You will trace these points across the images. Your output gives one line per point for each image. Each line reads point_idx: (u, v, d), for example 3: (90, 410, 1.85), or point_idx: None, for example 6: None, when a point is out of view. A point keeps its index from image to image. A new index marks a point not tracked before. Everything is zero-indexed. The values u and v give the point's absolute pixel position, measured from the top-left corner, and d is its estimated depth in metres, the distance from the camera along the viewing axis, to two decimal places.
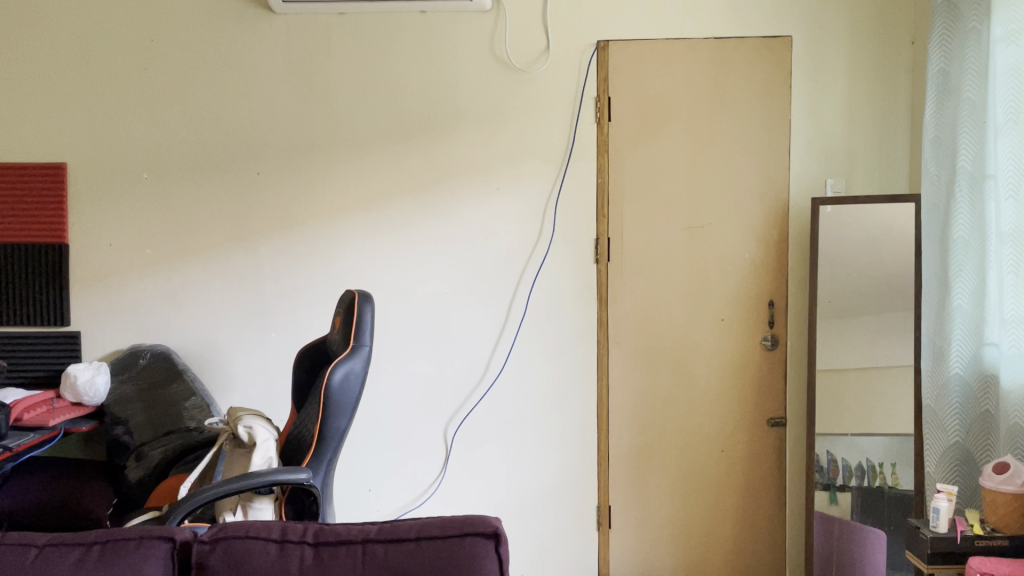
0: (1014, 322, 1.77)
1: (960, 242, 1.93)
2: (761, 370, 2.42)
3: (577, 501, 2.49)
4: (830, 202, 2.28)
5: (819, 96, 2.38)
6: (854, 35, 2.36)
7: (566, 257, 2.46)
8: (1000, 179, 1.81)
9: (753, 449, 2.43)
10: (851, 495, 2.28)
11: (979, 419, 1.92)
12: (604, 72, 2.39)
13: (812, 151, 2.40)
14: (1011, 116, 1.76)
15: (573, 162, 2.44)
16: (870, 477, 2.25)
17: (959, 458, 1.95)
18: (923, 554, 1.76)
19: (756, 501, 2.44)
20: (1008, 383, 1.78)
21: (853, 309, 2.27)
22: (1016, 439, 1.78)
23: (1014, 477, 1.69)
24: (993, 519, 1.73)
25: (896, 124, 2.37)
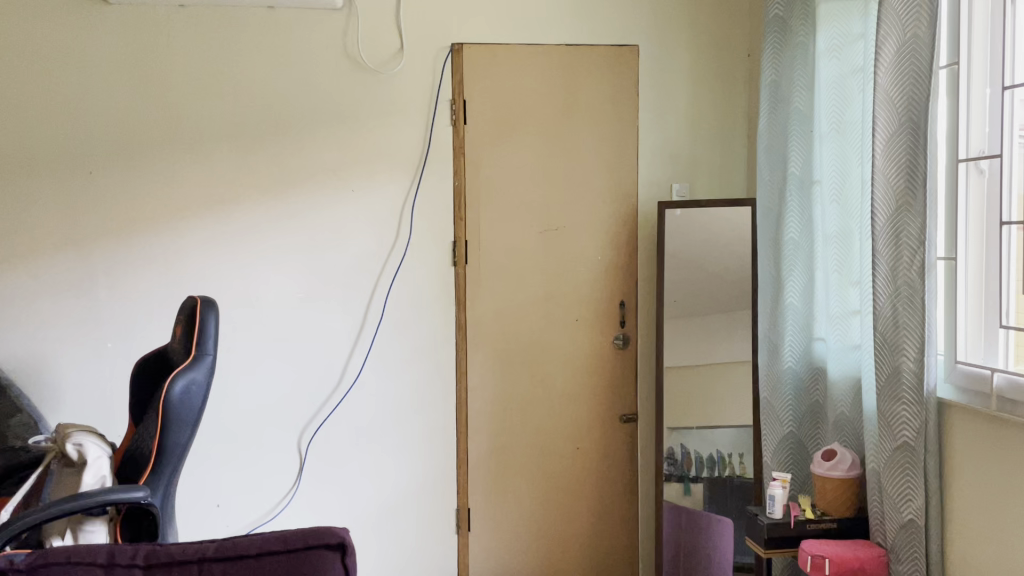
0: (839, 318, 1.90)
1: (791, 243, 2.06)
2: (614, 369, 2.49)
3: (436, 505, 2.47)
4: (677, 206, 2.37)
5: (664, 104, 2.47)
6: (695, 46, 2.47)
7: (422, 261, 2.44)
8: (826, 185, 1.94)
9: (607, 446, 2.50)
10: (702, 486, 2.37)
11: (809, 409, 2.05)
12: (459, 76, 2.39)
13: (659, 157, 2.48)
14: (833, 125, 1.89)
15: (429, 165, 2.42)
16: (720, 468, 2.35)
17: (793, 447, 2.07)
18: (760, 540, 1.82)
19: (611, 496, 2.50)
20: (835, 375, 1.91)
21: (698, 308, 2.36)
22: (842, 426, 1.91)
23: (841, 463, 1.82)
24: (823, 503, 1.85)
25: (734, 132, 2.50)
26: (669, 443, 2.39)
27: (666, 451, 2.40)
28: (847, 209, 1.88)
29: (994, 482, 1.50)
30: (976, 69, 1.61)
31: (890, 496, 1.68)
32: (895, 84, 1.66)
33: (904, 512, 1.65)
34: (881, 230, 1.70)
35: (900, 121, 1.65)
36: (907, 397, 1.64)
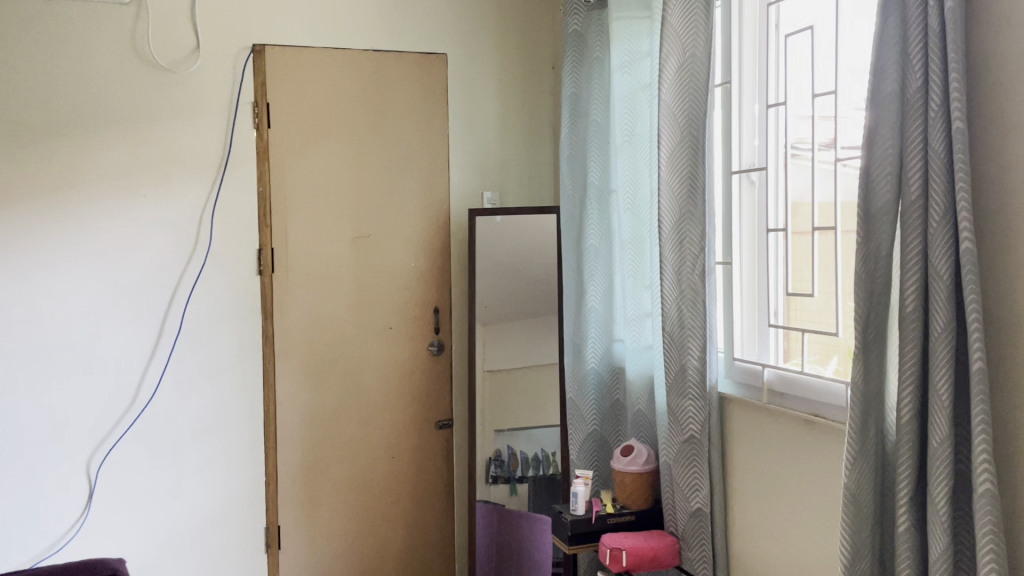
0: (634, 320, 2.01)
1: (592, 249, 2.15)
2: (428, 376, 2.49)
3: (244, 524, 2.37)
4: (494, 212, 2.42)
5: (473, 113, 2.51)
6: (502, 57, 2.53)
7: (225, 270, 2.34)
8: (620, 193, 2.04)
9: (423, 453, 2.50)
10: (528, 485, 2.39)
11: (612, 408, 2.15)
12: (261, 77, 2.32)
13: (469, 165, 2.51)
14: (626, 138, 2.00)
15: (230, 170, 2.33)
16: (545, 466, 2.38)
17: (596, 445, 2.16)
18: (564, 536, 1.86)
19: (427, 503, 2.51)
20: (633, 374, 2.02)
21: (509, 313, 2.41)
22: (640, 423, 2.02)
23: (637, 458, 1.92)
24: (623, 497, 1.93)
25: (541, 142, 2.58)
26: (497, 445, 2.41)
27: (491, 453, 2.42)
28: (640, 218, 1.99)
29: (766, 467, 1.64)
30: (746, 89, 1.75)
31: (680, 487, 1.79)
32: (676, 100, 1.77)
33: (693, 501, 1.76)
34: (667, 237, 1.81)
35: (682, 135, 1.76)
36: (692, 392, 1.76)
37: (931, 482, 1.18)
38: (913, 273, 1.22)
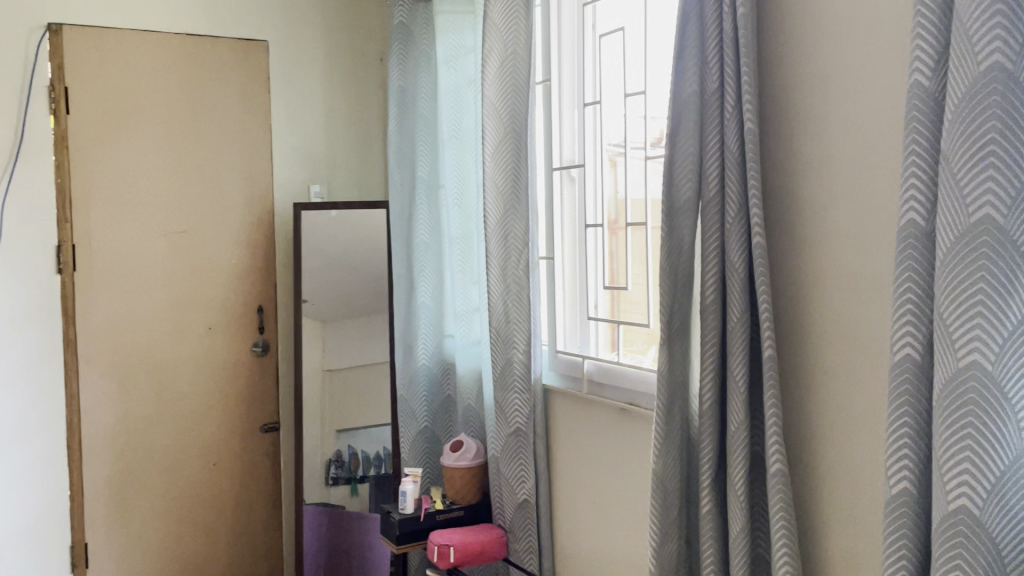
0: (463, 316, 2.01)
1: (421, 244, 2.12)
2: (252, 377, 2.39)
3: (45, 545, 2.18)
4: (334, 206, 2.35)
5: (298, 103, 2.42)
6: (328, 47, 2.46)
7: (20, 268, 2.13)
8: (448, 188, 2.04)
9: (248, 458, 2.39)
10: (369, 486, 2.36)
11: (442, 404, 2.14)
12: (58, 59, 2.14)
13: (294, 157, 2.43)
14: (452, 132, 1.99)
15: (24, 159, 2.13)
16: (387, 464, 2.35)
17: (426, 442, 2.14)
18: (392, 536, 1.84)
19: (252, 510, 2.40)
20: (462, 369, 2.02)
21: (338, 311, 2.35)
22: (470, 418, 2.03)
23: (467, 453, 1.93)
24: (452, 493, 1.93)
25: (370, 135, 2.53)
26: (338, 445, 2.35)
27: (332, 454, 2.36)
28: (468, 212, 1.99)
29: (587, 457, 1.68)
30: (566, 88, 1.78)
31: (507, 479, 1.81)
32: (498, 95, 1.78)
33: (519, 493, 1.78)
34: (492, 231, 1.82)
35: (504, 130, 1.77)
36: (518, 386, 1.78)
37: (730, 465, 1.24)
38: (712, 267, 1.28)
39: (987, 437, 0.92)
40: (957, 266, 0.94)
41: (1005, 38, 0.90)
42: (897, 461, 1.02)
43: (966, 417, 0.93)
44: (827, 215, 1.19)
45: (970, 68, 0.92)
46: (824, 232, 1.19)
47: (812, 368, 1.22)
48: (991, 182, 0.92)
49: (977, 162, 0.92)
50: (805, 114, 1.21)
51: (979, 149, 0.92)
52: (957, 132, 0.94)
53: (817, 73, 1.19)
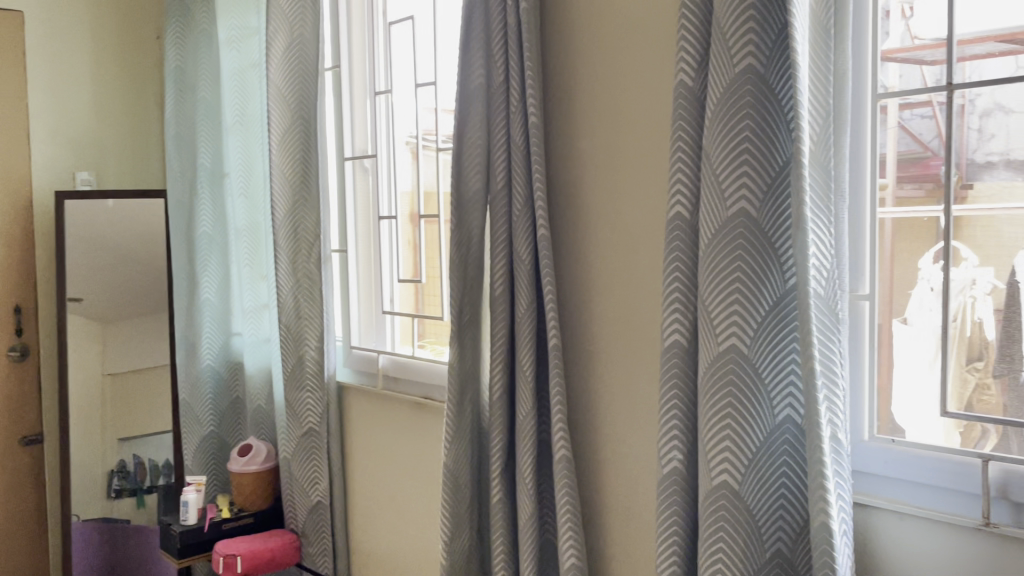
0: (251, 312, 1.91)
1: (204, 238, 1.99)
2: (8, 385, 2.14)
3: None
4: (107, 195, 2.15)
5: (60, 82, 2.19)
6: (95, 20, 2.25)
7: None
8: (233, 178, 1.92)
9: (4, 475, 2.14)
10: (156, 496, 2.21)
11: (230, 407, 2.02)
12: None
13: (56, 141, 2.20)
14: (237, 118, 1.88)
15: None
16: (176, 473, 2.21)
17: (213, 448, 2.01)
18: (173, 550, 1.72)
19: (11, 533, 2.15)
20: (250, 369, 1.92)
21: (111, 310, 2.15)
22: (259, 419, 1.93)
23: (256, 456, 1.82)
24: (240, 500, 1.82)
25: (147, 120, 2.34)
26: (120, 455, 2.17)
27: (113, 467, 2.17)
28: (255, 203, 1.89)
29: (382, 454, 1.65)
30: (356, 75, 1.73)
31: (298, 480, 1.73)
32: (284, 80, 1.70)
33: (312, 495, 1.72)
34: (280, 224, 1.73)
35: (292, 118, 1.70)
36: (310, 384, 1.71)
37: (519, 453, 1.26)
38: (500, 258, 1.28)
39: (745, 415, 0.99)
40: (717, 257, 1.00)
41: (756, 44, 0.97)
42: (667, 441, 1.07)
43: (726, 397, 1.00)
44: (605, 208, 1.23)
45: (727, 71, 0.98)
46: (603, 225, 1.23)
47: (593, 357, 1.26)
48: (746, 179, 0.99)
49: (735, 158, 0.99)
50: (585, 110, 1.25)
51: (737, 146, 0.99)
52: (718, 130, 1.00)
53: (595, 70, 1.23)
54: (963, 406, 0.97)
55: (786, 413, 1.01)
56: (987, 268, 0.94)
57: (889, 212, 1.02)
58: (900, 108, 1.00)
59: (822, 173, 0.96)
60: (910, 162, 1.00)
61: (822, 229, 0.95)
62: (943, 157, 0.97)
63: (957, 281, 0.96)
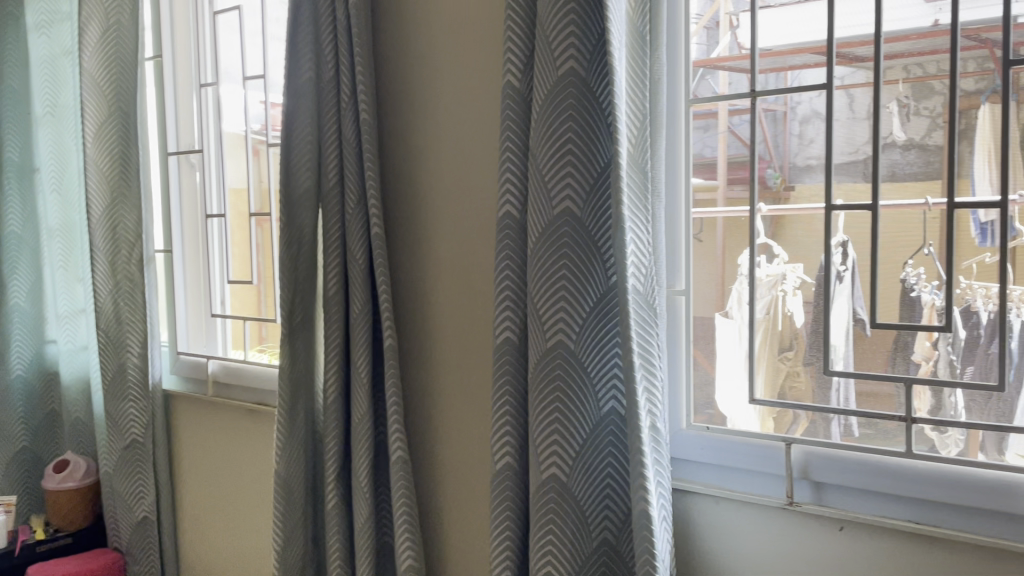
0: (67, 318, 1.78)
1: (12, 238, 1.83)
2: None
3: None
4: None
5: None
6: None
7: None
8: (44, 172, 1.78)
9: None
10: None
11: (44, 421, 1.87)
12: None
13: None
14: (48, 109, 1.74)
15: None
16: None
17: (26, 466, 1.85)
18: None
19: None
20: (66, 379, 1.79)
21: None
22: (78, 433, 1.79)
23: (75, 472, 1.70)
24: (56, 520, 1.68)
25: None
26: None
27: None
28: (69, 201, 1.75)
29: (213, 463, 1.58)
30: (179, 67, 1.64)
31: (121, 495, 1.61)
32: (100, 69, 1.59)
33: (137, 510, 1.61)
34: (97, 222, 1.62)
35: (109, 109, 1.59)
36: (133, 393, 1.60)
37: (354, 458, 1.23)
38: (333, 257, 1.25)
39: (572, 409, 1.02)
40: (544, 255, 1.02)
41: (578, 47, 1.00)
42: (499, 440, 1.08)
43: (554, 392, 1.02)
44: (437, 207, 1.23)
45: (550, 73, 1.01)
46: (436, 225, 1.23)
47: (428, 357, 1.25)
48: (570, 179, 1.01)
49: (559, 159, 1.01)
50: (416, 109, 1.24)
51: (561, 147, 1.01)
52: (542, 131, 1.02)
53: (425, 69, 1.23)
54: (775, 393, 1.03)
55: (611, 406, 1.04)
56: (797, 264, 1.00)
57: (719, 212, 1.06)
58: (729, 114, 1.05)
59: (640, 175, 0.99)
60: (738, 165, 1.04)
61: (640, 228, 1.00)
62: (769, 161, 1.02)
63: (766, 278, 1.03)
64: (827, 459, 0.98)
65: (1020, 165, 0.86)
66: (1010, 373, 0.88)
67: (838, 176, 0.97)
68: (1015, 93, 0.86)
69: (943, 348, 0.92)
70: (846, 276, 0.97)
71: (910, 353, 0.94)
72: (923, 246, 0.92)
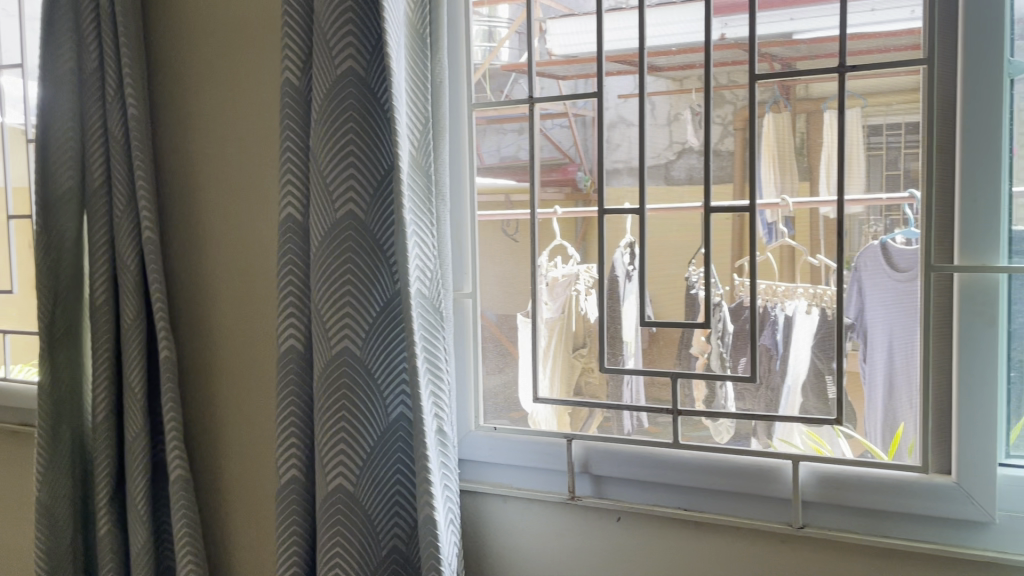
0: None
1: None
2: None
3: None
4: None
5: None
6: None
7: None
8: None
9: None
10: None
11: None
12: None
13: None
14: None
15: None
16: None
17: None
18: None
19: None
20: None
21: None
22: None
23: None
24: None
25: None
26: None
27: None
28: None
29: None
30: None
31: None
32: None
33: None
34: None
35: None
36: None
37: (129, 478, 1.14)
38: (101, 263, 1.16)
39: (359, 417, 1.00)
40: (326, 259, 0.99)
41: (357, 46, 0.98)
42: (285, 452, 1.04)
43: (339, 402, 0.99)
44: (218, 208, 1.16)
45: (328, 71, 0.98)
46: (216, 227, 1.17)
47: (211, 367, 1.18)
48: (352, 181, 0.99)
49: (340, 160, 0.98)
50: (192, 104, 1.17)
51: (341, 148, 0.98)
52: (322, 131, 0.99)
53: (201, 63, 1.16)
54: (571, 391, 1.06)
55: (400, 411, 1.03)
56: (591, 264, 1.03)
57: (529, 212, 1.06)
58: (542, 118, 1.05)
59: (423, 178, 0.99)
60: (553, 168, 1.05)
61: (424, 232, 0.99)
62: (579, 163, 1.03)
63: (561, 277, 1.05)
64: (605, 451, 1.03)
65: (785, 170, 0.93)
66: (774, 363, 0.95)
67: (609, 179, 1.01)
68: (789, 104, 0.92)
69: (716, 342, 0.98)
70: (635, 276, 1.01)
71: (690, 347, 0.99)
72: (698, 248, 0.98)
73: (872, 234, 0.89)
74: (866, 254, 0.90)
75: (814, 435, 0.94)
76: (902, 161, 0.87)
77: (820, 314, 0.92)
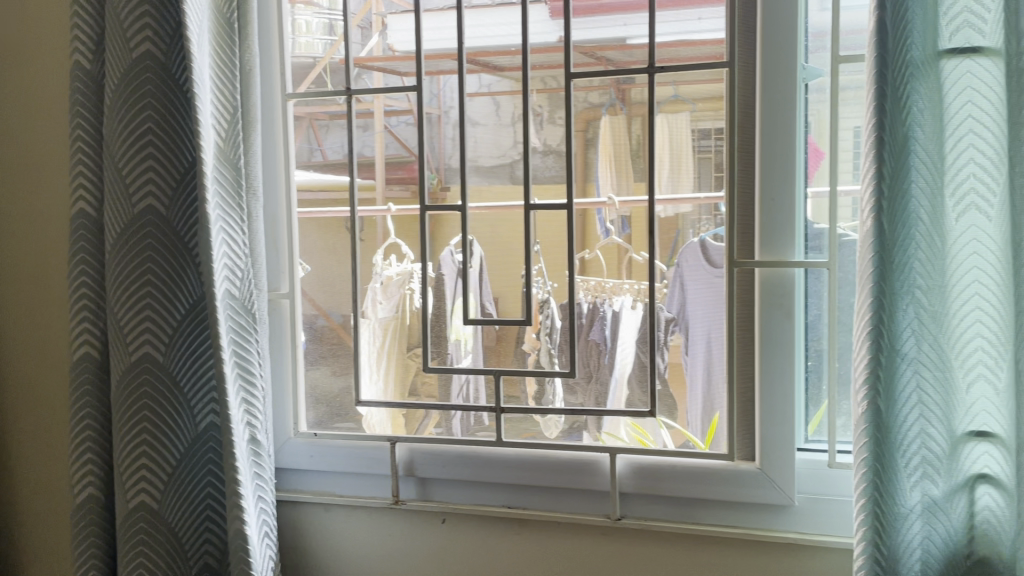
0: None
1: None
2: None
3: None
4: None
5: None
6: None
7: None
8: None
9: None
10: None
11: None
12: None
13: None
14: None
15: None
16: None
17: None
18: None
19: None
20: None
21: None
22: None
23: None
24: None
25: None
26: None
27: None
28: None
29: None
30: None
31: None
32: None
33: None
34: None
35: None
36: None
37: None
38: None
39: (162, 429, 0.93)
40: (123, 259, 0.92)
41: (154, 28, 0.90)
42: (80, 471, 0.95)
43: (141, 413, 0.92)
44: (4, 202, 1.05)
45: (123, 55, 0.90)
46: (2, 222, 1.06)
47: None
48: (151, 174, 0.91)
49: (138, 152, 0.91)
50: None
51: (139, 139, 0.91)
52: (116, 120, 0.91)
53: None
54: (406, 392, 1.02)
55: (209, 421, 0.96)
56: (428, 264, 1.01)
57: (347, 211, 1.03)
58: (386, 115, 1.01)
59: (232, 172, 0.93)
60: (392, 165, 1.01)
61: (232, 229, 0.93)
62: (425, 162, 1.00)
63: (395, 276, 1.02)
64: (428, 455, 1.01)
65: (614, 170, 0.94)
66: (603, 358, 0.96)
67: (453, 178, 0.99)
68: (625, 107, 0.93)
69: (545, 339, 0.98)
70: (474, 273, 0.99)
71: (523, 344, 0.99)
72: (532, 246, 0.97)
73: (700, 233, 0.92)
74: (687, 252, 0.92)
75: (638, 427, 0.95)
76: (728, 163, 0.90)
77: (644, 309, 0.94)
